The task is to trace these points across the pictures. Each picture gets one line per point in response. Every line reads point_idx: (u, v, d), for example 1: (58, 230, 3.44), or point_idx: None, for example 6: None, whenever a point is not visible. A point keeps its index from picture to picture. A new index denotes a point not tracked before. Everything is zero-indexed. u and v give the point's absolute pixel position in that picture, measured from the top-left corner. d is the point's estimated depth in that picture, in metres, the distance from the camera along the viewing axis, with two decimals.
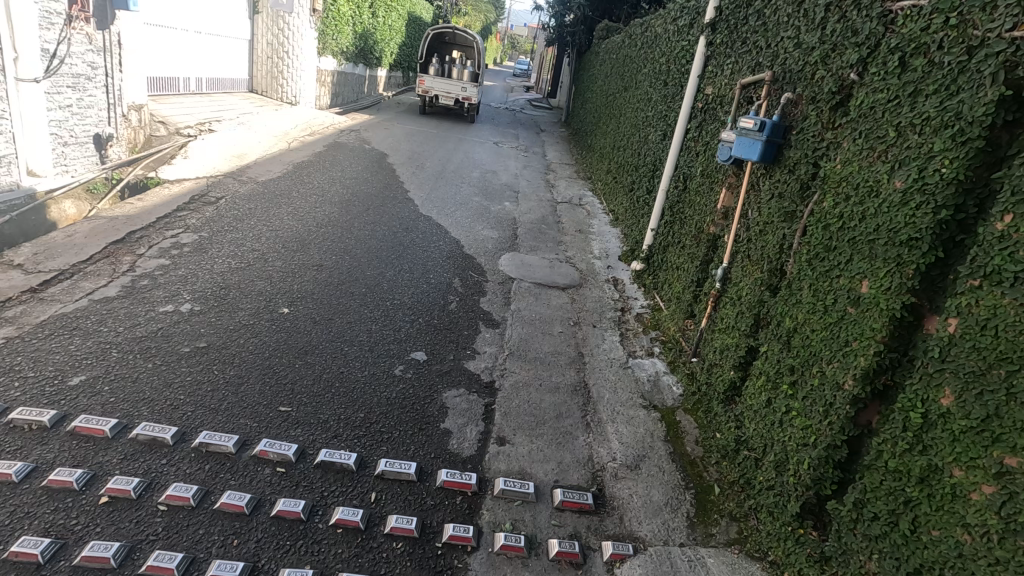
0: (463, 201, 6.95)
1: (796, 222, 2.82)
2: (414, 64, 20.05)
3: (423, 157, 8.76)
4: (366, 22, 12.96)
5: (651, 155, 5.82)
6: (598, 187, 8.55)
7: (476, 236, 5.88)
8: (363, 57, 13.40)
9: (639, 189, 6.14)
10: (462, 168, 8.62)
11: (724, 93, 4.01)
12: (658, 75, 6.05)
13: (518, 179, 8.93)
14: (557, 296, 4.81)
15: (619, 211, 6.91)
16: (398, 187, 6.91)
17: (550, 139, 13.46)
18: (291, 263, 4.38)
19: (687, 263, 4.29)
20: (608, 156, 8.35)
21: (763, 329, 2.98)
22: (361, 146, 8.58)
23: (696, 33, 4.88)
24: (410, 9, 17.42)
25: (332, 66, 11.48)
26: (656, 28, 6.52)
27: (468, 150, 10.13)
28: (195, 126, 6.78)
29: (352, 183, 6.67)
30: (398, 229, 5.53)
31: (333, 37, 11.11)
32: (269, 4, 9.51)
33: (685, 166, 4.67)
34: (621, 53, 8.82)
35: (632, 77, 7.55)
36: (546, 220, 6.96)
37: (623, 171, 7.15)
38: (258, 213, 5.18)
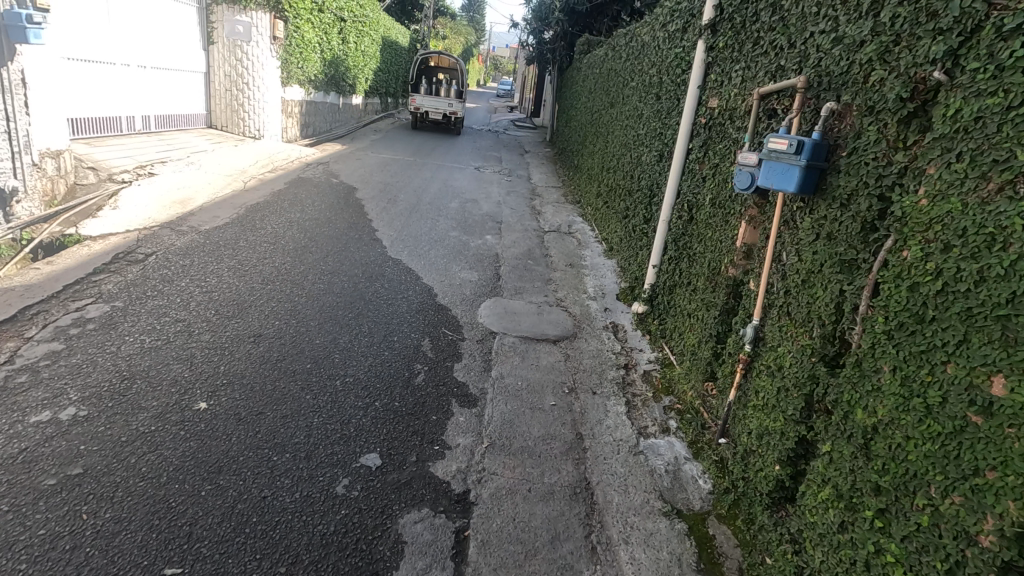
0: (439, 237, 6.22)
1: (858, 275, 2.09)
2: (392, 89, 19.51)
3: (397, 189, 8.05)
4: (335, 49, 12.34)
5: (646, 179, 5.11)
6: (588, 212, 7.85)
7: (453, 280, 5.13)
8: (334, 84, 12.81)
9: (634, 217, 5.43)
10: (439, 199, 7.91)
11: (735, 105, 3.32)
12: (649, 87, 5.39)
13: (501, 206, 8.23)
14: (548, 353, 4.05)
15: (613, 240, 6.18)
16: (365, 226, 6.17)
17: (535, 160, 12.82)
18: (222, 335, 3.60)
19: (701, 310, 3.56)
20: (598, 179, 7.67)
21: (820, 416, 2.24)
22: (327, 181, 7.86)
23: (692, 38, 4.21)
24: (384, 33, 16.88)
25: (299, 96, 10.86)
26: (643, 36, 5.88)
27: (447, 178, 9.43)
28: (133, 169, 6.05)
29: (312, 225, 5.93)
30: (360, 279, 4.77)
31: (298, 65, 10.47)
32: (224, 33, 8.90)
33: (690, 193, 3.96)
34: (606, 66, 8.20)
35: (620, 92, 6.89)
36: (533, 254, 6.23)
37: (615, 196, 6.44)
38: (193, 270, 4.43)
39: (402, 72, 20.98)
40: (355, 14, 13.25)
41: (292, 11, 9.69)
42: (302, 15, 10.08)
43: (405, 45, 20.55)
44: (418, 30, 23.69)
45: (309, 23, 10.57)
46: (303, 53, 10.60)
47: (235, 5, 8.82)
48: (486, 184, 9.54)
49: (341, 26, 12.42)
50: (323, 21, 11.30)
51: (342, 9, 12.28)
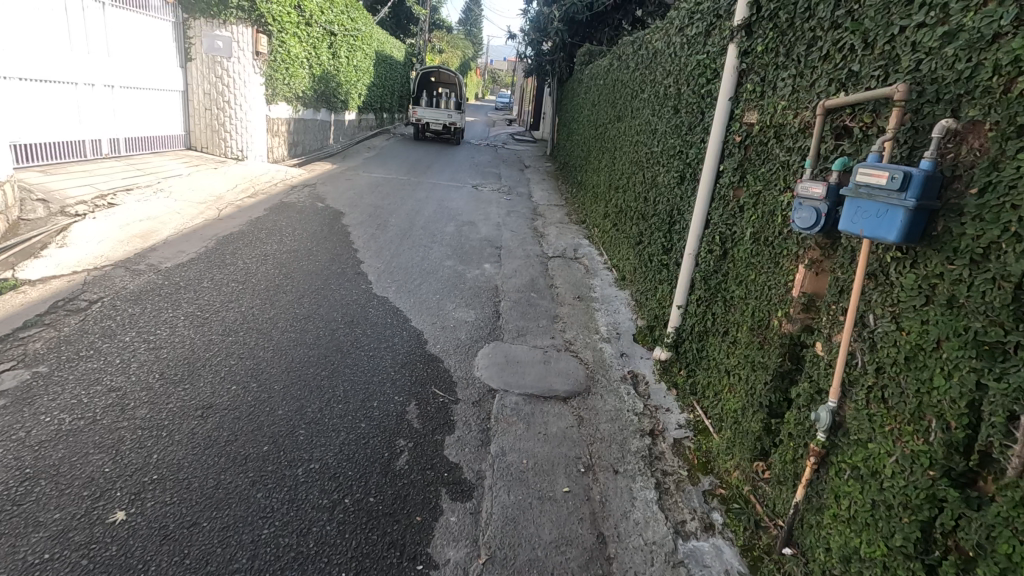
0: (431, 268, 5.61)
1: (1011, 367, 1.46)
2: (387, 104, 19.05)
3: (388, 212, 7.47)
4: (324, 63, 11.82)
5: (664, 204, 4.51)
6: (595, 235, 7.25)
7: (447, 321, 4.51)
8: (324, 100, 12.31)
9: (651, 245, 4.82)
10: (433, 223, 7.31)
11: (783, 122, 2.72)
12: (663, 100, 4.82)
13: (500, 229, 7.62)
14: (557, 416, 3.42)
15: (625, 269, 5.56)
16: (350, 258, 5.56)
17: (536, 176, 12.26)
18: (163, 406, 2.98)
19: (742, 369, 2.94)
20: (605, 198, 7.08)
21: (946, 558, 1.60)
22: (312, 205, 7.28)
23: (719, 42, 3.63)
24: (378, 47, 16.38)
25: (286, 114, 10.33)
26: (655, 43, 5.32)
27: (442, 198, 8.85)
28: (92, 199, 5.45)
29: (290, 258, 5.34)
30: (338, 324, 4.15)
31: (284, 82, 9.93)
32: (202, 49, 8.37)
33: (723, 225, 3.35)
34: (610, 77, 7.65)
35: (628, 105, 6.32)
36: (536, 284, 5.61)
37: (626, 219, 5.84)
38: (143, 320, 3.81)
39: (397, 87, 20.49)
40: (345, 28, 12.74)
41: (277, 24, 9.16)
42: (287, 29, 9.54)
43: (400, 60, 20.08)
44: (414, 44, 23.32)
45: (296, 37, 10.03)
46: (290, 69, 10.08)
47: (214, 19, 8.30)
48: (485, 204, 8.95)
49: (330, 40, 11.91)
50: (311, 36, 10.79)
51: (331, 23, 11.78)
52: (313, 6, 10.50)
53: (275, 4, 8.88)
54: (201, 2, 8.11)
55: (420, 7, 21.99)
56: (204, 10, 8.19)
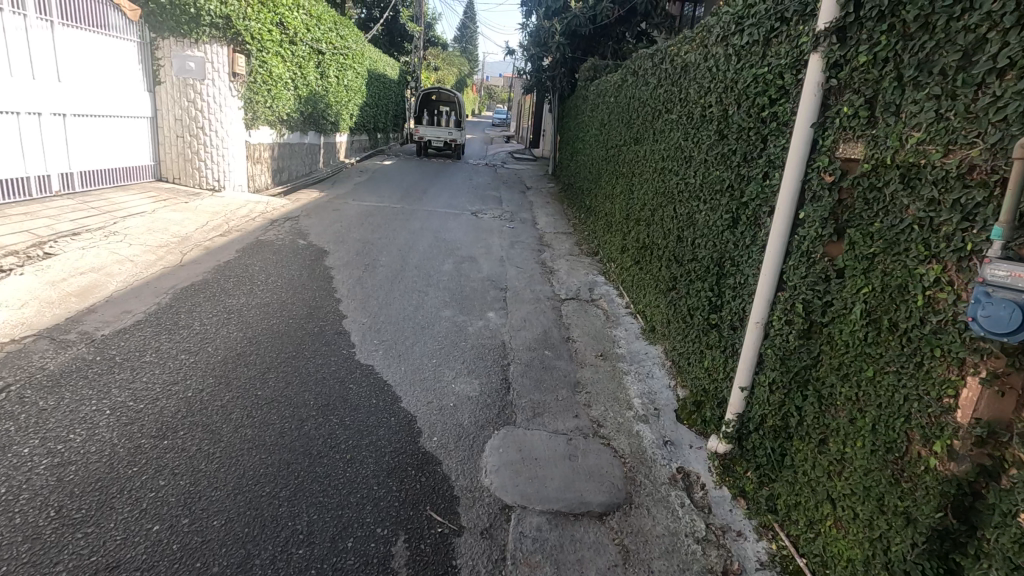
0: (427, 322, 4.79)
1: None
2: (381, 124, 18.38)
3: (379, 249, 6.67)
4: (310, 83, 11.08)
5: (708, 249, 3.71)
6: (611, 271, 6.46)
7: (445, 397, 3.68)
8: (311, 122, 11.59)
9: (689, 297, 4.01)
10: (429, 261, 6.51)
11: (919, 162, 1.92)
12: (700, 123, 4.04)
13: (504, 264, 6.84)
14: (595, 548, 2.57)
15: (654, 319, 4.75)
16: (331, 311, 4.76)
17: (539, 199, 11.53)
18: (48, 569, 2.12)
19: (859, 504, 2.11)
20: (623, 231, 6.29)
21: None
22: (292, 244, 6.48)
23: (788, 53, 2.84)
24: (370, 65, 15.70)
25: (268, 138, 9.59)
26: (683, 56, 4.56)
27: (439, 229, 8.06)
28: (24, 249, 4.63)
29: (258, 315, 4.52)
30: (309, 411, 3.32)
31: (266, 104, 9.17)
32: (173, 72, 7.62)
33: (809, 292, 2.54)
34: (624, 94, 6.90)
35: (649, 127, 5.55)
36: (550, 339, 4.81)
37: (653, 260, 5.05)
38: (54, 417, 2.98)
39: (391, 105, 19.81)
40: (333, 45, 12.03)
41: (256, 43, 8.43)
42: (268, 47, 8.81)
43: (394, 77, 19.42)
44: (408, 62, 22.77)
45: (278, 56, 9.30)
46: (272, 91, 9.33)
47: (184, 38, 7.55)
48: (486, 234, 8.16)
49: (316, 58, 11.18)
50: (295, 55, 10.07)
51: (317, 41, 11.06)
52: (296, 23, 9.78)
53: (253, 21, 8.16)
54: (170, 20, 7.37)
55: (414, 24, 21.40)
56: (174, 28, 7.44)
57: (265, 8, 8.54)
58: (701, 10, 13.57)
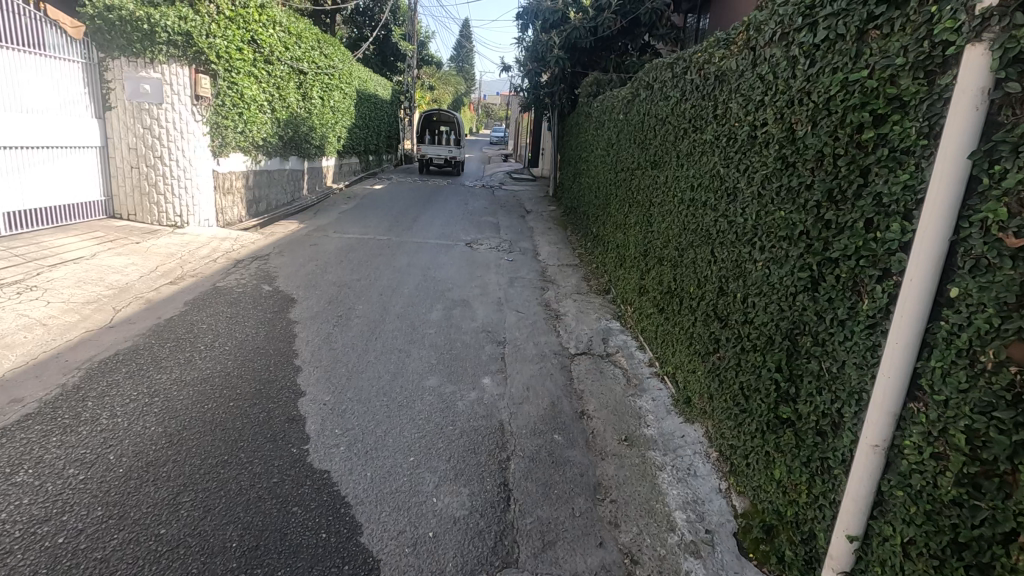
0: (406, 397, 3.86)
1: None
2: (373, 146, 17.62)
3: (356, 295, 5.77)
4: (289, 106, 10.28)
5: (772, 314, 2.79)
6: (628, 315, 5.55)
7: (423, 520, 2.73)
8: (293, 147, 10.78)
9: (744, 373, 3.08)
10: (414, 308, 5.60)
11: None
12: (749, 146, 3.16)
13: (502, 308, 5.93)
14: None
15: (691, 388, 3.82)
16: (286, 387, 3.83)
17: (540, 224, 10.68)
18: None
19: None
20: (641, 270, 5.39)
21: None
22: (254, 291, 5.58)
23: (908, 47, 1.94)
24: (358, 85, 14.95)
25: (242, 166, 8.75)
26: (717, 63, 3.71)
27: (429, 265, 7.16)
28: None
29: (190, 395, 3.59)
30: (228, 561, 2.37)
31: (237, 129, 8.36)
32: (126, 95, 6.80)
33: (973, 416, 1.60)
34: (635, 109, 6.06)
35: (671, 149, 4.69)
36: (560, 415, 3.87)
37: (685, 312, 4.14)
38: None
39: (384, 126, 19.06)
40: (314, 65, 11.26)
41: (224, 62, 7.64)
42: (238, 67, 8.01)
43: (386, 98, 18.71)
44: (401, 82, 22.14)
45: (251, 78, 8.51)
46: (245, 114, 8.52)
47: (138, 58, 6.75)
48: (482, 270, 7.27)
49: (295, 79, 10.40)
50: (271, 75, 9.28)
51: (295, 60, 10.28)
52: (270, 41, 9.01)
53: (218, 38, 7.37)
54: (120, 37, 6.58)
55: (406, 43, 20.77)
56: (125, 48, 6.65)
57: (233, 24, 7.76)
58: (707, 21, 12.84)
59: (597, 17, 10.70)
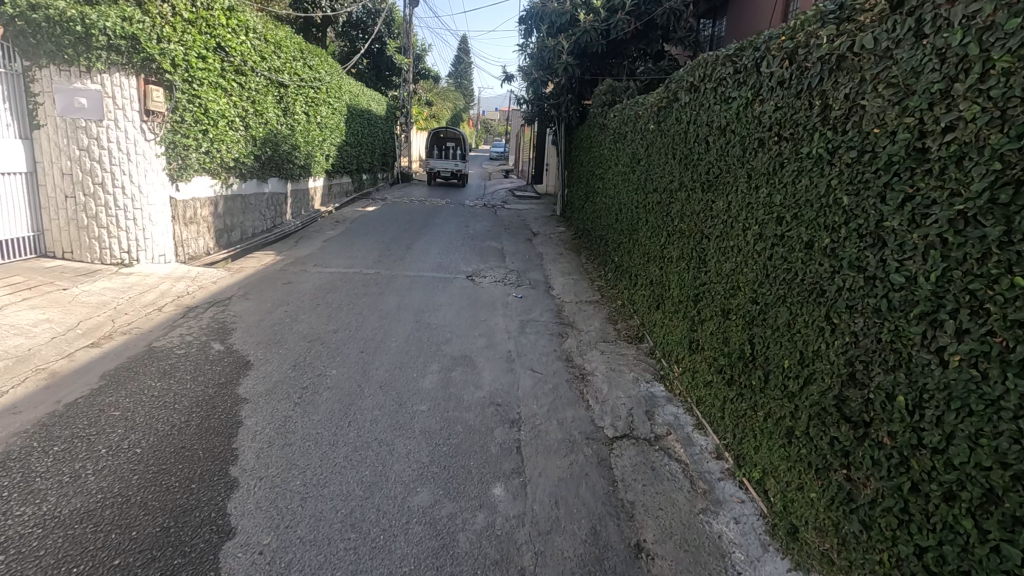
0: (385, 534, 2.66)
1: None
2: (366, 164, 16.55)
3: (329, 355, 4.60)
4: (266, 122, 9.19)
5: (1001, 455, 1.62)
6: (676, 378, 4.37)
7: None
8: (273, 167, 9.69)
9: (924, 533, 1.90)
10: (402, 371, 4.42)
11: None
12: (912, 164, 2.03)
13: (514, 367, 4.74)
14: None
15: (799, 516, 2.62)
16: (208, 521, 2.63)
17: (550, 249, 9.51)
18: None
19: None
20: (696, 322, 4.21)
21: None
22: (200, 353, 4.42)
23: None
24: (348, 100, 13.91)
25: (208, 191, 7.63)
26: (828, 44, 2.59)
27: (423, 307, 5.99)
28: None
29: (55, 548, 2.39)
30: None
31: (203, 149, 7.25)
32: (58, 111, 5.73)
33: None
34: (673, 117, 4.95)
35: (738, 167, 3.57)
36: (608, 555, 2.66)
37: (778, 396, 2.95)
38: None
39: (378, 144, 18.01)
40: (296, 78, 10.21)
41: (182, 72, 6.58)
42: (201, 78, 6.96)
43: (379, 113, 17.67)
44: (397, 97, 21.20)
45: (218, 90, 7.44)
46: (212, 132, 7.43)
47: (71, 66, 5.70)
48: (487, 311, 6.10)
49: (272, 93, 9.33)
50: (243, 88, 8.23)
51: (273, 72, 9.23)
52: (241, 49, 7.96)
53: (173, 43, 6.31)
54: (48, 42, 5.52)
55: (401, 56, 19.83)
56: (54, 54, 5.59)
57: (194, 28, 6.72)
58: (724, 25, 11.81)
59: (609, 19, 9.68)
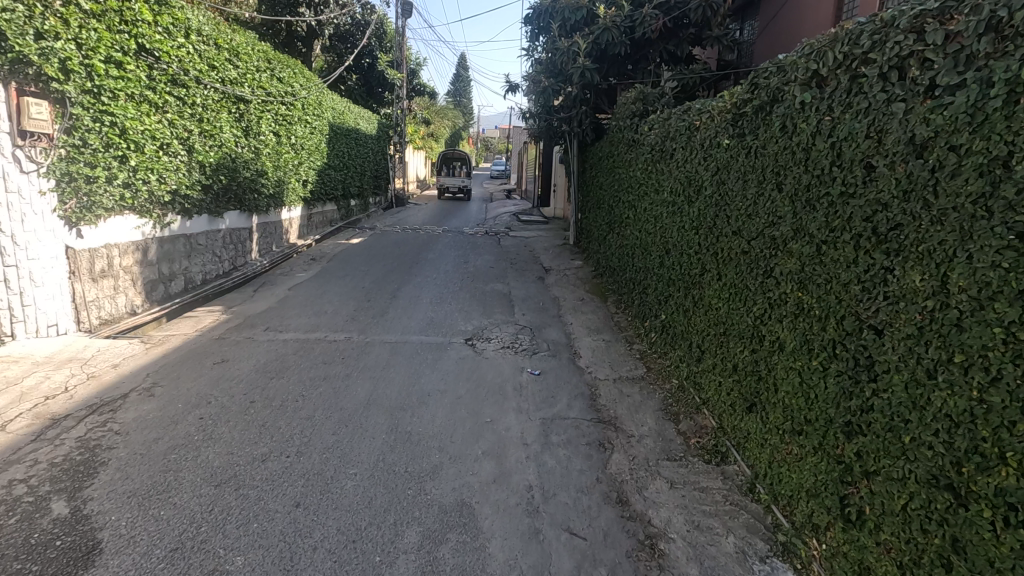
0: None
1: None
2: (355, 189, 14.96)
3: (242, 518, 2.84)
4: (219, 145, 7.54)
5: None
6: (816, 559, 2.63)
7: None
8: (231, 199, 8.06)
9: None
10: (357, 553, 2.65)
11: None
12: None
13: (541, 525, 2.98)
14: None
15: None
16: None
17: (568, 293, 7.80)
18: None
19: None
20: (856, 472, 2.46)
21: None
22: (18, 529, 2.66)
23: None
24: (330, 117, 12.31)
25: (134, 234, 5.97)
26: None
27: (403, 401, 4.24)
28: None
29: None
30: None
31: (122, 181, 5.59)
32: None
33: None
34: (773, 127, 3.28)
35: (976, 216, 1.89)
36: None
37: None
38: None
39: (369, 165, 16.43)
40: (261, 91, 8.61)
41: (80, 80, 4.95)
42: (115, 87, 5.34)
43: (369, 132, 16.09)
44: (390, 115, 19.72)
45: (142, 104, 5.80)
46: (137, 157, 5.74)
47: None
48: (493, 402, 4.34)
49: (227, 110, 7.71)
50: (183, 103, 6.61)
51: (227, 84, 7.62)
52: (179, 53, 6.37)
53: (60, 41, 4.69)
54: None
55: (393, 70, 18.33)
56: None
57: (101, 23, 5.12)
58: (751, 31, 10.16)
59: (633, 13, 8.08)
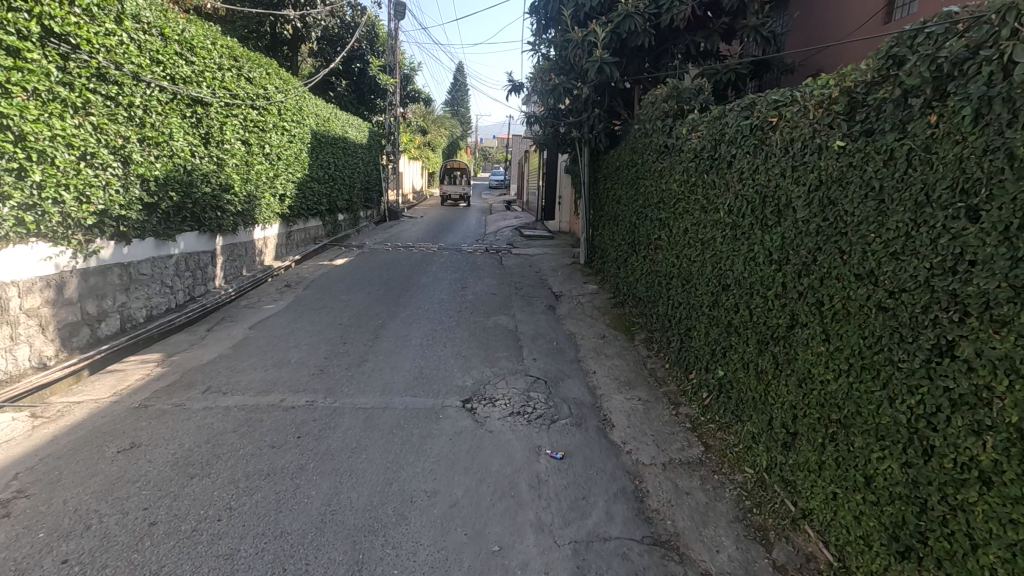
0: None
1: None
2: (343, 203, 13.75)
3: None
4: (168, 156, 6.31)
5: None
6: None
7: None
8: (184, 219, 6.83)
9: None
10: None
11: None
12: None
13: None
14: None
15: None
16: None
17: (585, 329, 6.54)
18: None
19: None
20: None
21: None
22: None
23: None
24: (313, 124, 11.11)
25: (44, 267, 4.72)
26: None
27: (373, 516, 2.96)
28: None
29: None
30: None
31: (21, 200, 4.33)
32: None
33: None
34: (952, 119, 2.07)
35: None
36: None
37: None
38: None
39: (359, 177, 15.25)
40: (224, 93, 7.40)
41: None
42: (5, 80, 4.10)
43: (358, 141, 14.92)
44: (382, 123, 18.59)
45: (51, 103, 4.58)
46: (42, 170, 4.49)
47: None
48: (501, 514, 3.07)
49: (179, 113, 6.48)
50: (116, 104, 5.40)
51: (178, 82, 6.40)
52: (106, 42, 5.15)
53: None
54: None
55: (385, 75, 17.20)
56: None
57: None
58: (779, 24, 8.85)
59: None
